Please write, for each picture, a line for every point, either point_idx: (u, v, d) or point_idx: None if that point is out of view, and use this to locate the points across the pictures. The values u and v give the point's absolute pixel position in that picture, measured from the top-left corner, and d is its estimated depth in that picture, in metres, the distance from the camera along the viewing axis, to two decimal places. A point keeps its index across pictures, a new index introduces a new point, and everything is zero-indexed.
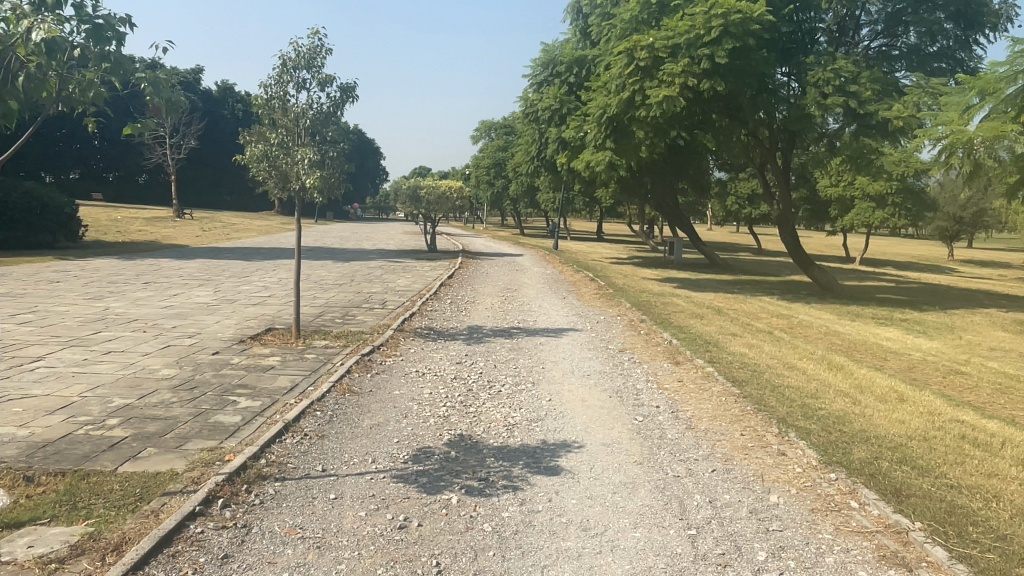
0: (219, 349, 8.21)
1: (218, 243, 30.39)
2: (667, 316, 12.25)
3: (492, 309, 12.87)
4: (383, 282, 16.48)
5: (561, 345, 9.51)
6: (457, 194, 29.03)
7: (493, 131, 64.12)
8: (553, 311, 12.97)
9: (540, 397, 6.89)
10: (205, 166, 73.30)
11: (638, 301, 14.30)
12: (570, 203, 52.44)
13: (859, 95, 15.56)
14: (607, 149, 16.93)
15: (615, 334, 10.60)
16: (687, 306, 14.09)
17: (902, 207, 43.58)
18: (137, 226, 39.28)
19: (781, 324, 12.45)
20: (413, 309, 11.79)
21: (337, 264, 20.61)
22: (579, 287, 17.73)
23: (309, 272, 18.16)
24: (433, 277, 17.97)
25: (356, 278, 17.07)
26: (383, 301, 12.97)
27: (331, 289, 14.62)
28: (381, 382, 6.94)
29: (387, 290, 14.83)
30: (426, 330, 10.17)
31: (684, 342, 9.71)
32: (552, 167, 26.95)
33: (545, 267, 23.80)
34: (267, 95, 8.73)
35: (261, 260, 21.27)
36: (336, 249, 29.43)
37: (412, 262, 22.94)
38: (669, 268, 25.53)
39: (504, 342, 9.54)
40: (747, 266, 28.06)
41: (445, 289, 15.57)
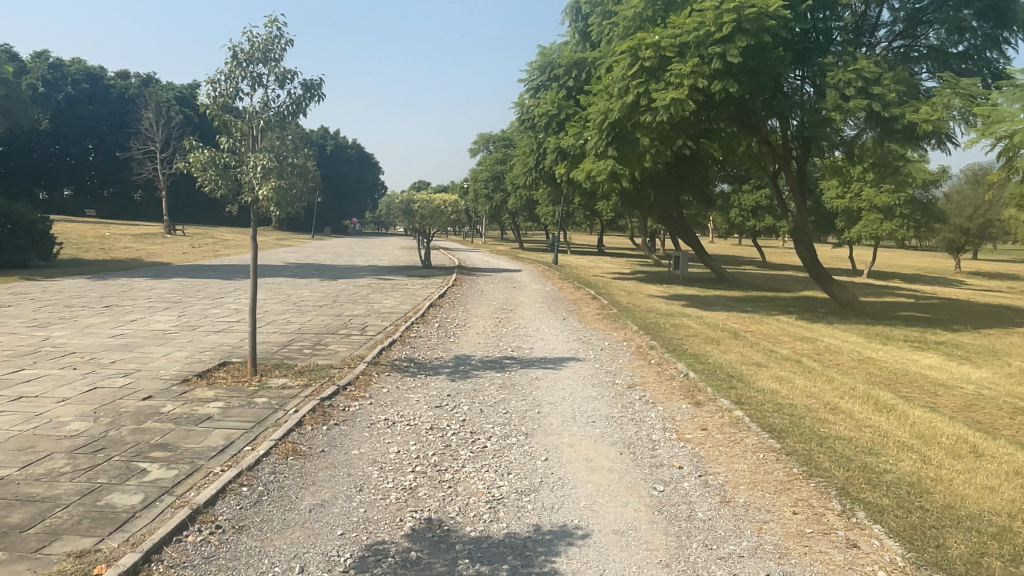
0: (154, 392, 6.90)
1: (204, 261, 29.12)
2: (680, 343, 10.91)
3: (485, 334, 11.57)
4: (368, 303, 15.19)
5: (561, 380, 8.18)
6: (452, 208, 27.83)
7: (491, 144, 63.03)
8: (552, 336, 11.63)
9: (534, 455, 5.55)
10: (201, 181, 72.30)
11: (645, 324, 12.98)
12: (570, 216, 51.26)
13: (883, 97, 14.29)
14: (609, 157, 15.66)
15: (622, 365, 9.26)
16: (701, 329, 12.78)
17: (911, 218, 42.04)
18: (124, 243, 38.03)
19: (807, 351, 11.12)
20: (394, 337, 10.50)
21: (322, 283, 19.34)
22: (581, 306, 16.42)
23: (290, 292, 16.89)
24: (423, 296, 16.69)
25: (340, 299, 15.81)
26: (363, 326, 11.68)
27: (309, 312, 13.35)
28: (338, 439, 5.61)
29: (371, 313, 13.54)
30: (407, 362, 8.87)
31: (702, 376, 8.39)
32: (551, 178, 25.73)
33: (544, 283, 22.51)
34: (215, 93, 7.51)
35: (242, 279, 20.01)
36: (326, 265, 28.17)
37: (403, 280, 21.66)
38: (676, 284, 24.20)
39: (494, 377, 8.19)
40: (757, 281, 26.70)
41: (434, 310, 14.29)
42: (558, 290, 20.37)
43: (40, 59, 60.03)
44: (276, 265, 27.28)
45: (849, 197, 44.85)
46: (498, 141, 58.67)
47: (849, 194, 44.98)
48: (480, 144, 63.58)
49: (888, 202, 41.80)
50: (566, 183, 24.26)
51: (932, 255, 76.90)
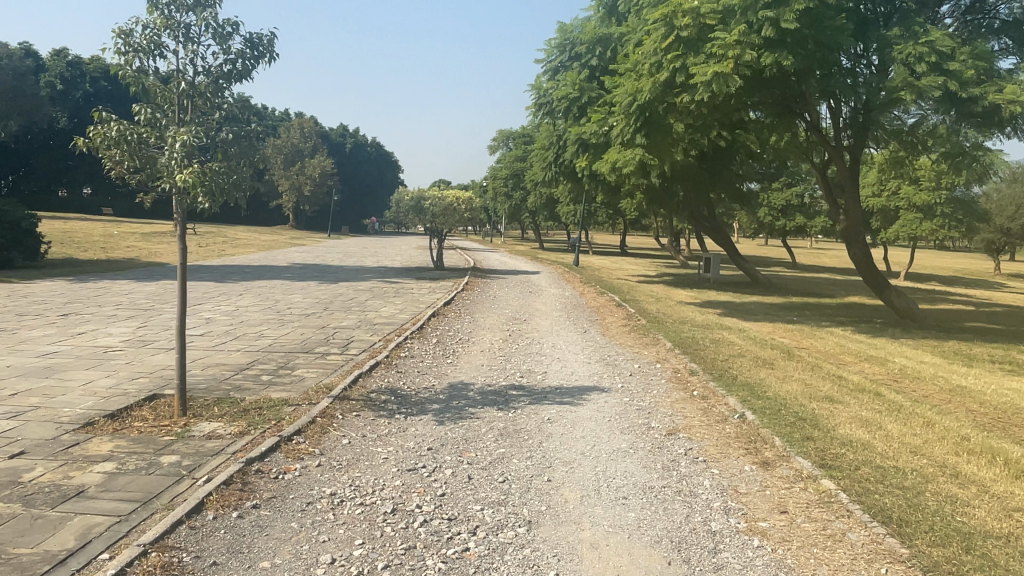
0: (30, 446, 5.12)
1: (206, 261, 27.71)
2: (726, 366, 8.97)
3: (491, 352, 9.72)
4: (364, 311, 13.43)
5: (582, 424, 6.29)
6: (465, 206, 26.05)
7: (509, 141, 61.35)
8: (571, 355, 9.75)
9: (537, 567, 3.65)
10: None
11: (681, 339, 11.09)
12: (591, 215, 49.32)
13: (959, 75, 12.17)
14: (637, 146, 13.78)
15: (658, 399, 7.34)
16: (747, 346, 10.80)
17: (953, 217, 39.53)
18: (131, 241, 36.92)
19: (883, 378, 9.11)
20: (380, 357, 8.66)
21: (320, 287, 17.66)
22: (604, 315, 14.50)
23: (281, 298, 15.21)
24: (427, 303, 14.90)
25: (334, 306, 14.08)
26: (346, 342, 9.88)
27: (292, 322, 11.62)
28: (246, 539, 3.77)
29: (362, 324, 11.76)
30: (387, 393, 7.03)
31: (766, 418, 6.48)
32: (571, 173, 23.84)
33: (563, 288, 20.65)
34: (126, 48, 5.65)
35: (236, 282, 18.46)
36: (333, 266, 26.56)
37: (410, 283, 19.92)
38: (708, 289, 22.15)
39: (495, 419, 6.33)
40: (795, 285, 24.58)
41: (437, 321, 12.50)
42: (579, 295, 18.49)
43: (57, 58, 59.87)
44: (279, 266, 25.75)
45: (887, 196, 42.48)
46: (516, 138, 56.90)
47: (886, 192, 42.63)
48: (500, 141, 61.76)
49: (928, 201, 39.34)
50: (588, 178, 22.34)
51: (967, 257, 73.85)
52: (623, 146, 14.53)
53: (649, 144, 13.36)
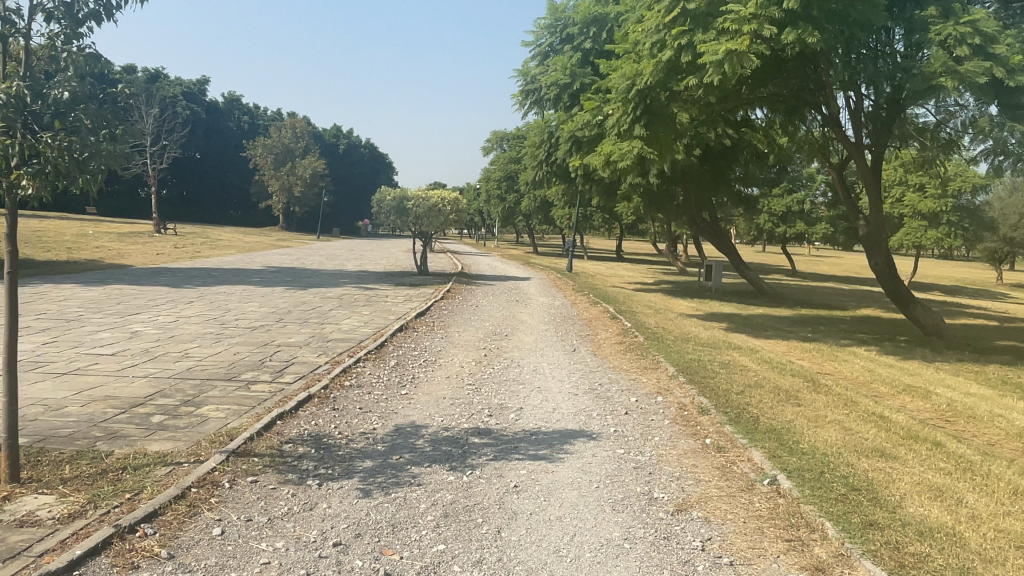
0: None
1: (175, 262, 26.04)
2: (742, 401, 7.32)
3: (459, 380, 8.02)
4: (322, 324, 11.75)
5: (560, 495, 4.63)
6: (451, 207, 24.39)
7: (503, 143, 59.64)
8: (554, 383, 8.07)
9: None
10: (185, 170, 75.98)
11: (684, 362, 9.46)
12: (587, 219, 47.70)
13: (1006, 60, 10.60)
14: (636, 138, 12.20)
15: (660, 452, 5.69)
16: (764, 372, 9.16)
17: (959, 226, 37.97)
18: (105, 241, 35.24)
19: (934, 420, 7.48)
20: (317, 388, 6.95)
21: (284, 295, 15.97)
22: (596, 330, 12.85)
23: (233, 306, 13.54)
24: (397, 314, 13.24)
25: (290, 317, 12.41)
26: (285, 363, 8.22)
27: (231, 338, 9.96)
28: None
29: (314, 339, 10.10)
30: (308, 444, 5.37)
31: (809, 486, 4.86)
32: (564, 173, 22.24)
33: (554, 296, 19.03)
34: None
35: (193, 287, 16.81)
36: (309, 270, 24.89)
37: (387, 291, 18.27)
38: (709, 300, 20.52)
39: (443, 487, 4.66)
40: (801, 296, 22.99)
41: (405, 336, 10.83)
42: (570, 305, 16.85)
43: None
44: (252, 270, 24.09)
45: (891, 202, 40.99)
46: (510, 139, 55.21)
47: (890, 199, 41.13)
48: (493, 143, 59.99)
49: (934, 208, 37.78)
50: (582, 178, 20.74)
51: (968, 266, 72.32)
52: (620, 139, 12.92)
53: (649, 136, 11.78)
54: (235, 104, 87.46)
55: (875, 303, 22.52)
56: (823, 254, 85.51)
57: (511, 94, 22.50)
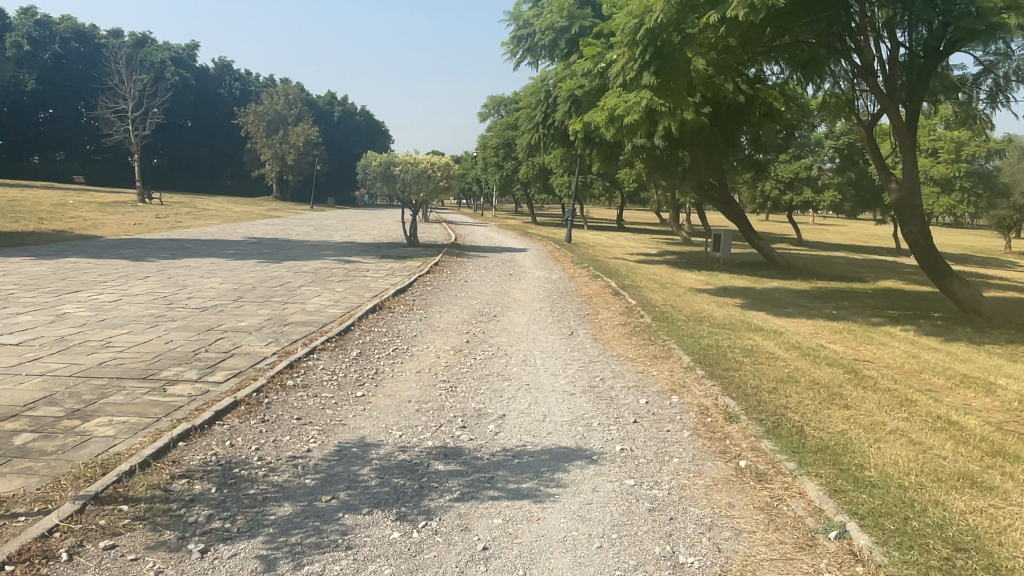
0: None
1: (152, 233, 24.58)
2: (778, 403, 5.91)
3: (431, 375, 6.60)
4: (286, 303, 10.32)
5: (548, 566, 3.24)
6: (441, 172, 22.82)
7: (500, 108, 57.69)
8: (546, 379, 6.65)
9: None
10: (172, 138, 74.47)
11: (699, 349, 8.02)
12: (588, 187, 46.01)
13: None
14: (644, 88, 10.63)
15: (682, 483, 4.29)
16: (795, 361, 7.75)
17: (973, 192, 36.12)
18: (84, 211, 33.72)
19: (1012, 425, 6.08)
20: (247, 392, 5.53)
21: (254, 268, 14.55)
22: (596, 308, 11.43)
23: (191, 282, 12.13)
24: (374, 291, 11.82)
25: (251, 294, 10.98)
26: (222, 356, 6.79)
27: (172, 321, 8.56)
28: None
29: (268, 322, 8.68)
30: (208, 482, 3.96)
31: (897, 545, 3.48)
32: (561, 136, 20.61)
33: (550, 268, 17.58)
34: None
35: (157, 260, 15.40)
36: (292, 241, 23.43)
37: (369, 264, 16.82)
38: (718, 271, 19.05)
39: (378, 552, 3.28)
40: (815, 267, 21.53)
41: (376, 318, 9.37)
42: (569, 280, 15.37)
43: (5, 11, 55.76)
44: (232, 241, 22.63)
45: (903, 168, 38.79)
46: (507, 104, 53.22)
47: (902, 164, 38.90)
48: (490, 108, 57.90)
49: (946, 173, 35.99)
50: (581, 140, 19.14)
51: (978, 235, 70.56)
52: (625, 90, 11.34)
53: (659, 85, 10.24)
54: (226, 70, 85.07)
55: (894, 274, 21.04)
56: (830, 223, 83.56)
57: (502, 44, 20.80)
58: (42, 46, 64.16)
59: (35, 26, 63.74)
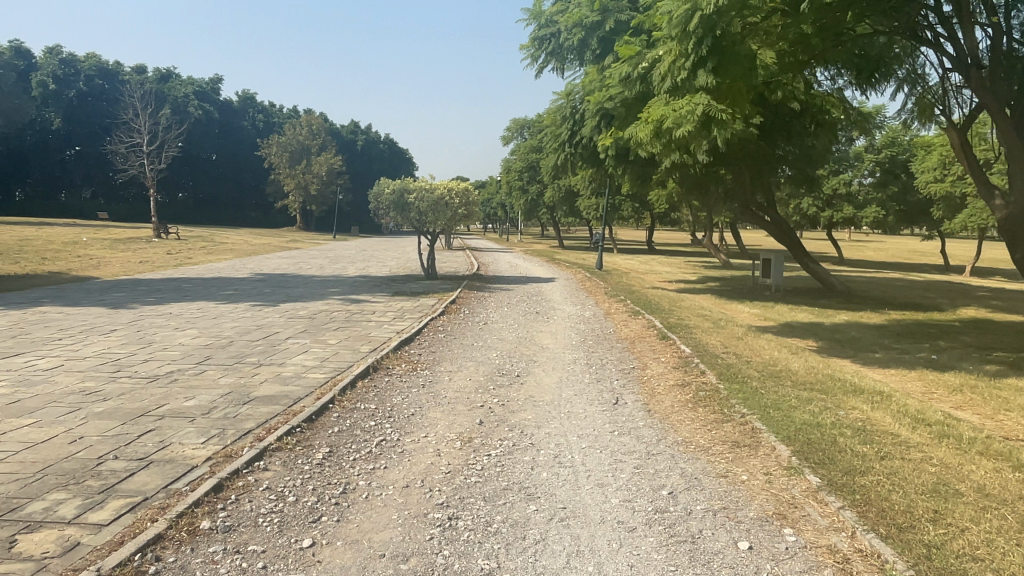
0: None
1: (154, 272, 23.04)
2: (964, 553, 3.75)
3: (422, 496, 4.52)
4: (261, 365, 8.34)
5: None
6: (460, 199, 20.96)
7: (523, 132, 56.10)
8: (588, 498, 4.54)
9: None
10: (194, 171, 74.24)
11: (795, 432, 5.87)
12: (617, 209, 43.93)
13: None
14: (697, 89, 8.51)
15: None
16: (939, 454, 5.50)
17: None
18: (96, 248, 32.52)
19: None
20: (120, 560, 3.50)
21: (244, 315, 12.70)
22: (644, 361, 9.26)
23: (161, 337, 10.27)
24: (377, 343, 9.82)
25: (223, 353, 9.06)
26: (127, 471, 4.78)
27: (103, 401, 6.65)
28: None
29: (225, 399, 6.69)
30: None
31: None
32: (591, 156, 18.55)
33: (583, 304, 15.50)
34: None
35: (137, 308, 13.64)
36: (301, 277, 21.72)
37: (377, 303, 14.91)
38: (773, 302, 16.77)
39: None
40: (881, 294, 19.13)
41: (367, 387, 7.36)
42: (605, 318, 13.27)
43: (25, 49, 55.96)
44: (236, 278, 20.96)
45: (950, 181, 35.75)
46: (530, 125, 51.50)
47: (949, 177, 35.85)
48: (514, 131, 56.32)
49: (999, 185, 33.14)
50: (612, 159, 17.07)
51: None
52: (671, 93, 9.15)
53: (719, 83, 8.10)
54: (249, 102, 85.10)
55: (972, 300, 18.51)
56: (869, 239, 80.26)
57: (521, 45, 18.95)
58: (67, 84, 64.30)
59: (60, 64, 63.94)
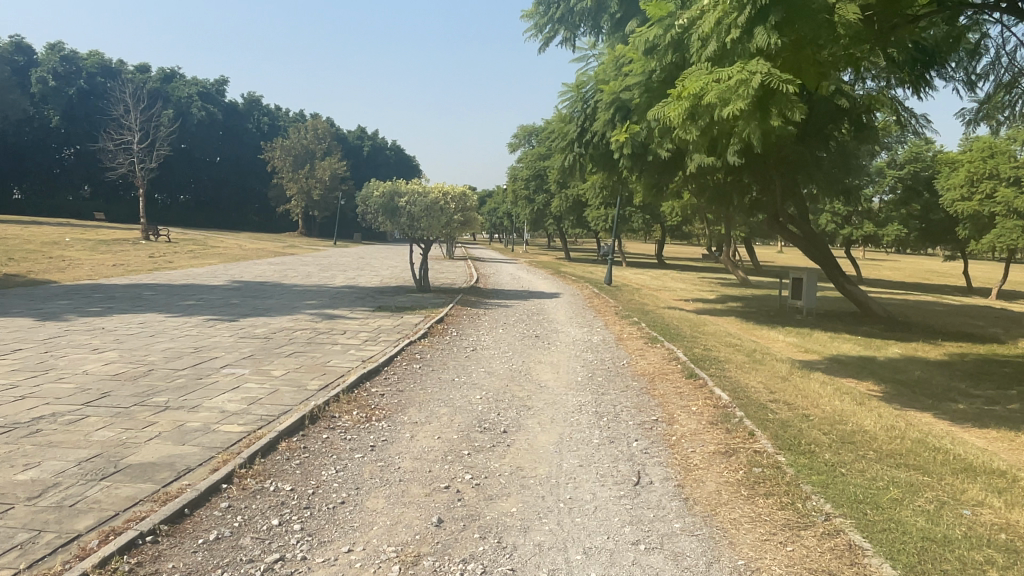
0: None
1: (123, 276, 21.11)
2: None
3: None
4: (168, 409, 6.33)
5: None
6: (456, 205, 19.01)
7: (532, 139, 54.14)
8: None
9: None
10: (196, 173, 72.79)
11: (926, 561, 3.78)
12: (627, 221, 41.81)
13: None
14: (751, 52, 6.56)
15: None
16: None
17: None
18: (74, 249, 30.59)
19: None
20: None
21: (190, 333, 10.72)
22: (672, 411, 7.19)
23: (67, 362, 8.29)
24: (334, 377, 7.79)
25: (128, 389, 7.05)
26: None
27: None
28: None
29: (77, 472, 4.69)
30: None
31: None
32: (602, 156, 16.55)
33: (592, 326, 13.45)
34: None
35: (70, 320, 11.67)
36: (280, 286, 19.75)
37: (353, 321, 12.87)
38: (808, 329, 14.64)
39: None
40: (926, 321, 16.97)
41: (292, 449, 5.29)
42: (617, 346, 11.21)
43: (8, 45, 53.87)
44: (209, 286, 18.99)
45: (977, 200, 33.35)
46: (538, 133, 49.71)
47: (976, 195, 33.45)
48: (521, 138, 54.32)
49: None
50: (626, 159, 15.04)
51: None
52: (716, 62, 7.19)
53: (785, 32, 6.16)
54: (255, 104, 83.46)
55: None
56: (887, 258, 77.19)
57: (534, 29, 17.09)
58: (68, 81, 62.96)
59: (61, 62, 62.52)
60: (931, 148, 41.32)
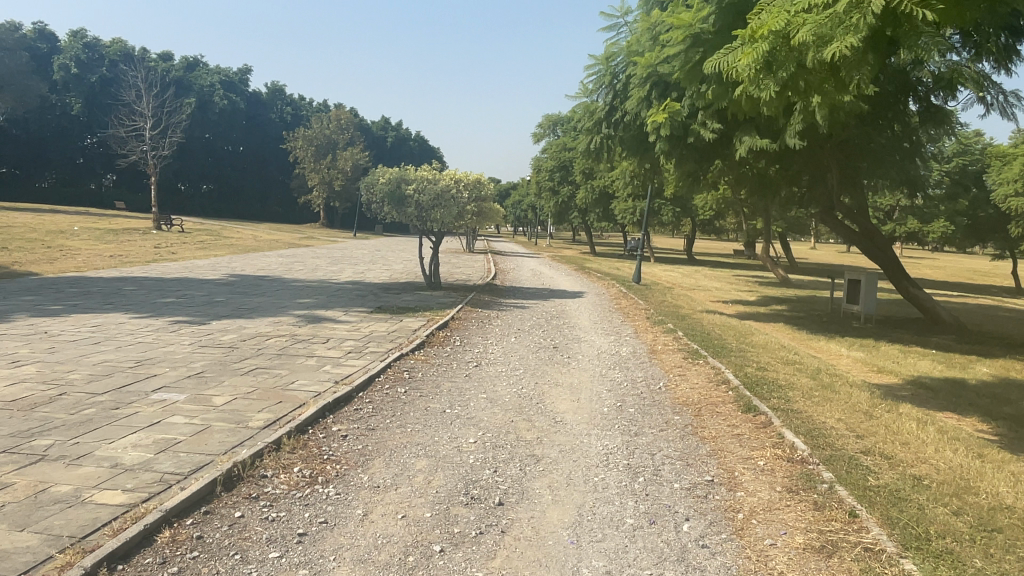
0: None
1: (114, 268, 19.63)
2: None
3: None
4: (39, 460, 4.61)
5: None
6: (470, 193, 17.20)
7: (558, 128, 52.13)
8: None
9: None
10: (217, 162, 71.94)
11: None
12: (657, 215, 39.68)
13: None
14: None
15: None
16: None
17: None
18: (79, 238, 29.35)
19: None
20: None
21: (143, 338, 9.05)
22: (732, 465, 5.34)
23: None
24: (290, 408, 6.05)
25: (8, 424, 5.37)
26: None
27: None
28: None
29: None
30: None
31: None
32: (635, 140, 14.68)
33: (621, 334, 11.59)
34: None
35: (14, 321, 10.06)
36: (279, 281, 18.11)
37: (343, 325, 11.12)
38: (871, 339, 12.60)
39: None
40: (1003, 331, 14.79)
41: (175, 546, 3.55)
42: (651, 362, 9.33)
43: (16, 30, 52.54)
44: (200, 280, 17.40)
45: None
46: (565, 122, 47.67)
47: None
48: (546, 127, 52.37)
49: None
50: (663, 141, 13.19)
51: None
52: None
53: None
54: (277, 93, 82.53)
55: None
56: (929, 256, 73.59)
57: None
58: (90, 69, 62.41)
59: (83, 49, 62.02)
60: (980, 141, 38.51)
